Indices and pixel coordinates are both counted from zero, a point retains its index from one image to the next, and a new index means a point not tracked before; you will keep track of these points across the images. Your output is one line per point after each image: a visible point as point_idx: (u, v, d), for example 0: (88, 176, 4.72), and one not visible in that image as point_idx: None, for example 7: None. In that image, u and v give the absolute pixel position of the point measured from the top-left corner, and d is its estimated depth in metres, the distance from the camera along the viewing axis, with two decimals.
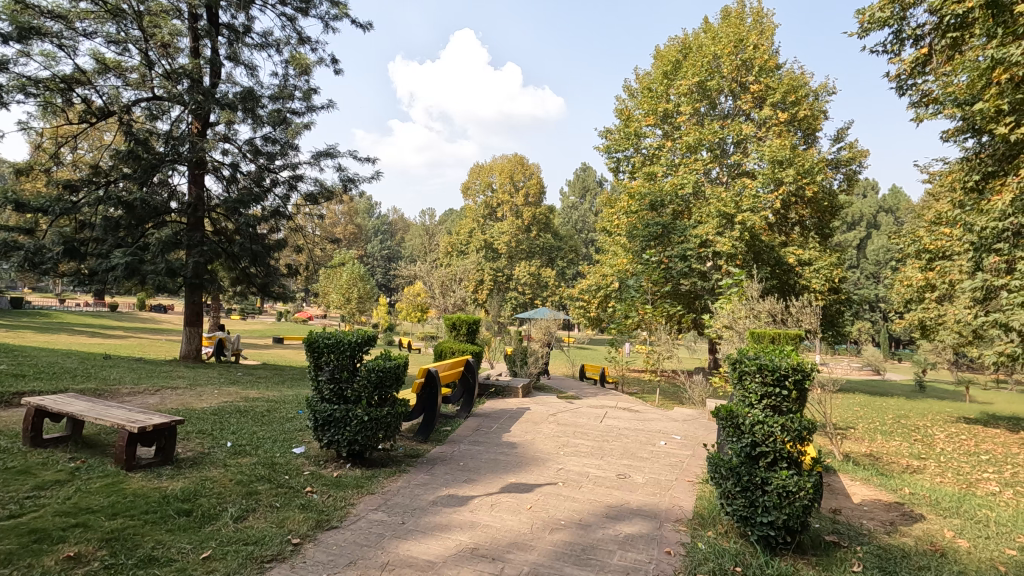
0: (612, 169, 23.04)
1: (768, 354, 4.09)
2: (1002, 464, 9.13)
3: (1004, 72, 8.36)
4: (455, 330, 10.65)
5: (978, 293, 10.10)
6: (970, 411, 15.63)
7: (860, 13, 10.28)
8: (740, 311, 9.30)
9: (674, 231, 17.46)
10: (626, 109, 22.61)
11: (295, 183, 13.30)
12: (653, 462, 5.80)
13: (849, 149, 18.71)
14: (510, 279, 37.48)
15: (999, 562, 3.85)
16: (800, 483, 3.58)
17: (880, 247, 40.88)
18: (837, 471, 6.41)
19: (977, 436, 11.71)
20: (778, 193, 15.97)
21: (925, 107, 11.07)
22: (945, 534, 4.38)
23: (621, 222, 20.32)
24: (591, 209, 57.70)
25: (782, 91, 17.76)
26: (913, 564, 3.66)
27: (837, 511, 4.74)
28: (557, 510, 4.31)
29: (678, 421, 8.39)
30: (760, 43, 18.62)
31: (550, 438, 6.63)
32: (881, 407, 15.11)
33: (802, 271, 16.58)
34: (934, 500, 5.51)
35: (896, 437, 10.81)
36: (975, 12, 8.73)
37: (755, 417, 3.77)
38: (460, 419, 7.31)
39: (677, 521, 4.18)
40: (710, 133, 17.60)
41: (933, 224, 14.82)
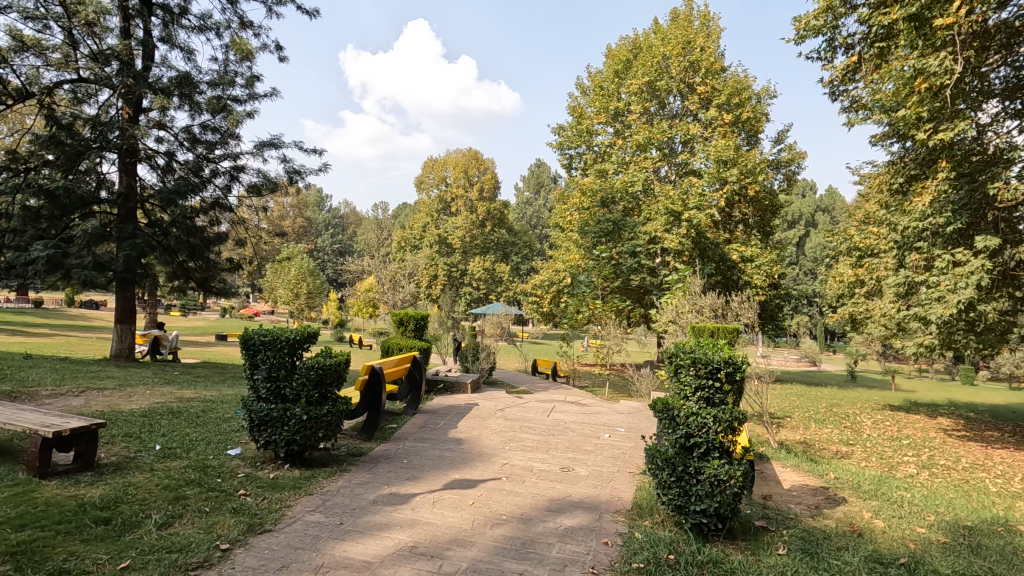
0: (565, 165, 23.28)
1: (703, 347, 4.22)
2: (920, 448, 9.81)
3: (924, 82, 9.04)
4: (402, 326, 10.51)
5: (901, 288, 10.80)
6: (894, 399, 16.70)
7: (796, 20, 10.77)
8: (683, 306, 9.58)
9: (624, 227, 17.82)
10: (578, 107, 22.92)
11: (236, 173, 12.76)
12: (597, 455, 5.90)
13: (789, 150, 19.57)
14: (464, 275, 37.32)
15: (909, 540, 4.14)
16: (730, 471, 3.72)
17: (817, 246, 43.03)
18: (770, 459, 6.72)
19: (900, 422, 12.55)
20: (722, 192, 16.51)
21: (855, 113, 11.70)
22: (864, 515, 4.65)
23: (574, 218, 20.54)
24: (545, 205, 58.05)
25: (727, 94, 18.36)
26: (833, 544, 3.88)
27: (768, 497, 4.96)
28: (499, 505, 4.31)
29: (624, 414, 8.57)
30: (707, 45, 19.22)
31: (496, 434, 6.64)
32: (816, 397, 15.93)
33: (744, 267, 17.29)
34: (856, 484, 5.86)
35: (828, 425, 11.45)
36: (900, 25, 9.27)
37: (690, 409, 3.90)
38: (406, 416, 7.23)
39: (616, 512, 4.27)
40: (659, 132, 18.05)
41: (863, 224, 15.72)
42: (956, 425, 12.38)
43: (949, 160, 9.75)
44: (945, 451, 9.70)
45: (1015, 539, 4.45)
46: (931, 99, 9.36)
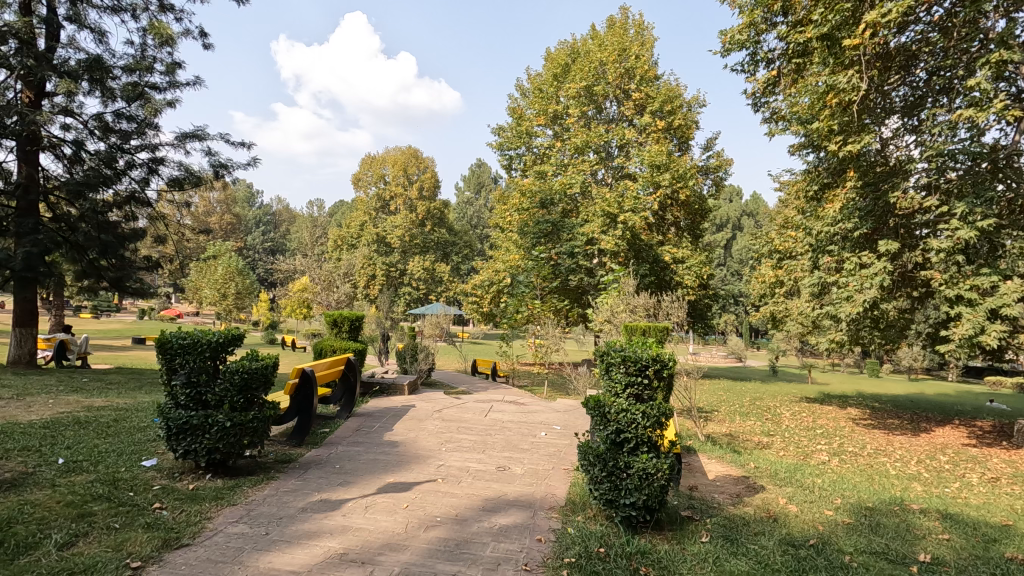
0: (505, 166, 23.41)
1: (633, 346, 4.37)
2: (832, 436, 10.59)
3: (835, 97, 9.76)
4: (336, 327, 10.21)
5: (815, 288, 11.63)
6: (810, 392, 17.91)
7: (722, 33, 11.34)
8: (618, 305, 9.85)
9: (563, 229, 18.11)
10: (517, 108, 23.12)
11: (155, 166, 11.95)
12: (533, 453, 5.97)
13: (717, 157, 20.52)
14: (404, 275, 36.73)
15: (818, 522, 4.46)
16: (657, 465, 3.87)
17: (742, 248, 45.41)
18: (697, 451, 7.03)
19: (814, 413, 13.49)
20: (656, 196, 17.10)
21: (775, 123, 12.46)
22: (779, 501, 4.97)
23: (513, 218, 20.67)
24: (485, 205, 58.03)
25: (660, 101, 19.04)
26: (751, 530, 4.12)
27: (694, 487, 5.20)
28: (433, 507, 4.28)
29: (560, 412, 8.71)
30: (641, 53, 19.85)
31: (433, 435, 6.59)
32: (741, 391, 16.82)
33: (676, 268, 18.02)
34: (774, 472, 6.24)
35: (751, 417, 12.14)
36: (814, 43, 9.95)
37: (620, 406, 4.01)
38: (340, 420, 7.02)
39: (551, 509, 4.34)
40: (596, 136, 18.50)
41: (783, 228, 16.76)
42: (863, 415, 13.44)
43: (857, 170, 10.57)
44: (853, 438, 10.52)
45: (909, 517, 4.89)
46: (841, 114, 10.11)
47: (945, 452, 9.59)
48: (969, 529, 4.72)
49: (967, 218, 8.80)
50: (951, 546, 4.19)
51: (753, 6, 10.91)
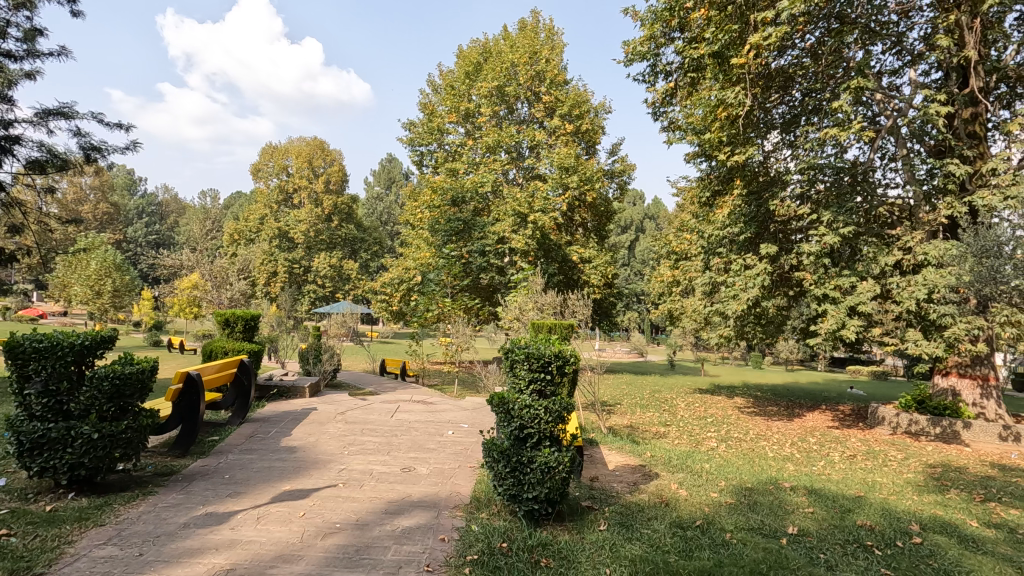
0: (416, 162, 23.05)
1: (537, 343, 4.46)
2: (720, 424, 11.48)
3: (724, 111, 10.57)
4: (229, 326, 9.51)
5: (707, 287, 12.58)
6: (702, 384, 19.32)
7: (625, 44, 11.93)
8: (527, 304, 10.01)
9: (474, 227, 18.22)
10: (429, 104, 22.86)
11: (10, 145, 10.45)
12: (439, 453, 5.92)
13: (622, 162, 21.47)
14: (308, 272, 35.01)
15: (705, 504, 4.81)
16: (559, 458, 3.98)
17: (645, 249, 47.96)
18: (599, 443, 7.33)
19: (706, 403, 14.56)
20: (564, 197, 17.59)
21: (673, 132, 13.28)
22: (671, 487, 5.30)
23: (424, 216, 20.38)
24: (396, 202, 56.69)
25: (569, 105, 19.58)
26: (645, 515, 4.36)
27: (595, 478, 5.42)
28: (333, 513, 4.11)
29: (468, 410, 8.71)
30: (551, 58, 20.34)
31: (335, 438, 6.33)
32: (642, 385, 17.77)
33: (583, 268, 18.65)
34: (667, 460, 6.65)
35: (650, 409, 12.88)
36: (707, 59, 10.71)
37: (524, 402, 4.07)
38: (231, 427, 6.56)
39: (455, 507, 4.32)
40: (507, 136, 18.72)
41: (680, 231, 17.89)
42: (748, 403, 14.70)
43: (742, 179, 11.51)
44: (738, 425, 11.47)
45: (781, 495, 5.40)
46: (729, 126, 10.97)
47: (813, 434, 10.73)
48: (830, 502, 5.31)
49: (832, 225, 9.90)
50: (814, 518, 4.69)
51: (653, 20, 11.56)
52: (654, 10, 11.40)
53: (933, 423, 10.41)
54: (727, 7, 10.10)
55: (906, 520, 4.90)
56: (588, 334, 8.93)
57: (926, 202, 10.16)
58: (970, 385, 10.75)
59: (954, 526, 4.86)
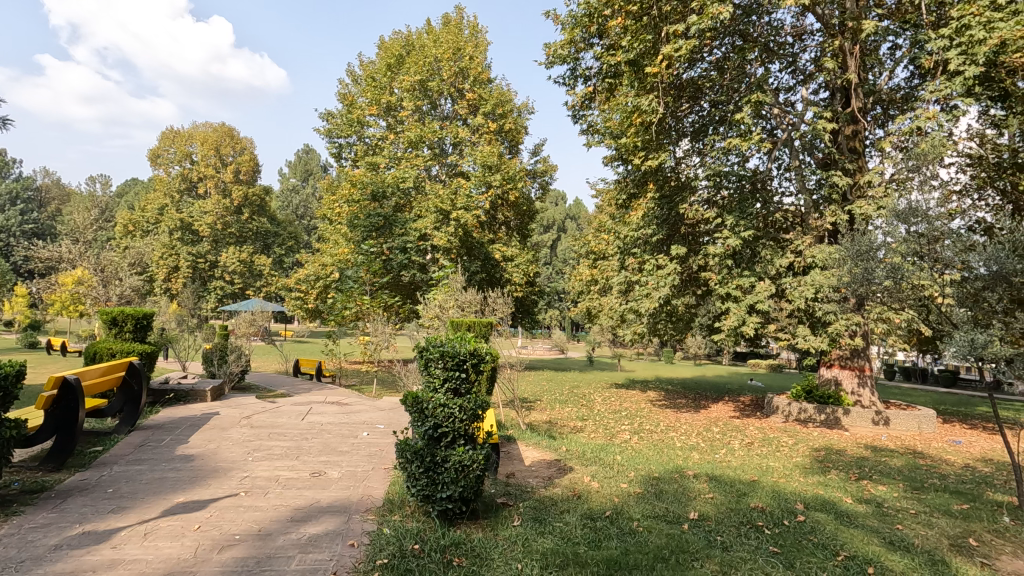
0: (334, 154, 22.19)
1: (452, 341, 4.41)
2: (633, 417, 11.99)
3: (639, 117, 11.03)
4: (116, 326, 8.66)
5: (622, 286, 13.11)
6: (618, 379, 20.08)
7: (546, 47, 12.14)
8: (447, 301, 9.92)
9: (395, 223, 17.92)
10: (349, 94, 22.08)
11: None
12: (352, 455, 5.74)
13: (544, 163, 21.80)
14: (214, 267, 32.72)
15: (614, 495, 4.99)
16: (473, 456, 3.97)
17: (566, 248, 49.15)
18: (516, 440, 7.40)
19: (621, 397, 15.16)
20: (487, 195, 17.60)
21: (592, 136, 13.67)
22: (584, 480, 5.46)
23: (341, 210, 19.66)
24: (313, 195, 54.28)
25: (492, 104, 19.62)
26: (557, 509, 4.46)
27: (511, 474, 5.47)
28: (232, 524, 3.86)
29: (385, 411, 8.50)
30: (475, 55, 20.30)
31: (237, 445, 5.95)
32: (561, 381, 18.21)
33: (505, 266, 18.76)
34: (582, 453, 6.85)
35: (568, 404, 13.22)
36: (624, 66, 11.13)
37: (438, 401, 4.01)
38: (119, 436, 5.98)
39: (367, 511, 4.20)
40: (430, 132, 18.45)
41: (598, 231, 18.47)
42: (659, 397, 15.47)
43: (655, 183, 12.08)
44: (650, 418, 12.02)
45: (685, 482, 5.72)
46: (644, 132, 11.48)
47: (716, 423, 11.47)
48: (727, 487, 5.68)
49: (735, 228, 10.62)
50: (713, 503, 5.01)
51: (573, 25, 11.84)
52: (575, 15, 11.68)
53: (818, 410, 11.46)
54: (643, 18, 10.54)
55: (792, 501, 5.35)
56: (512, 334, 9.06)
57: (814, 209, 11.14)
58: (849, 375, 11.95)
59: (832, 504, 5.37)
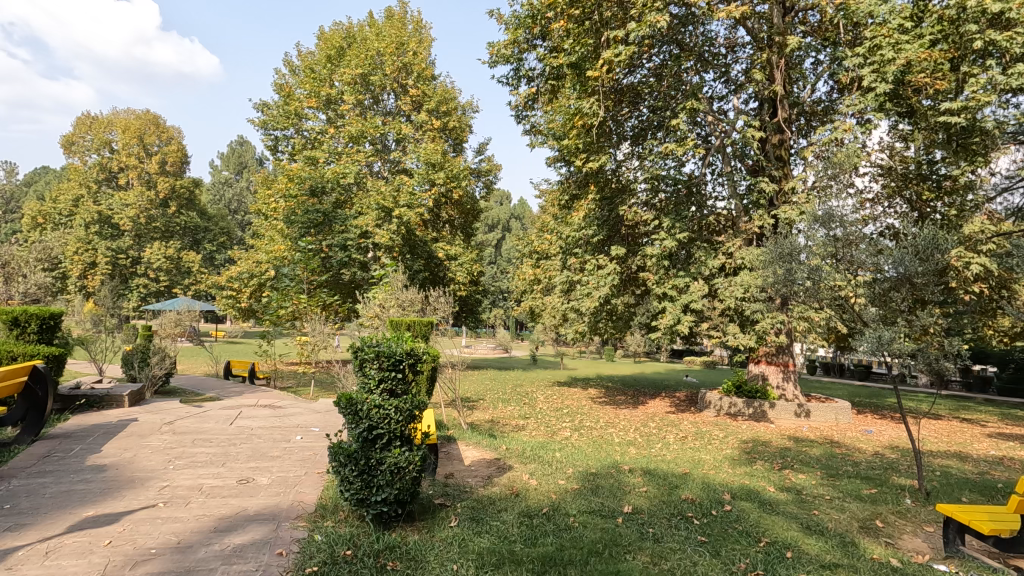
0: (270, 147, 21.31)
1: (388, 341, 4.32)
2: (574, 414, 12.21)
3: (581, 119, 11.22)
4: (19, 326, 7.94)
5: (564, 285, 13.31)
6: (560, 377, 20.38)
7: (490, 45, 12.15)
8: (387, 300, 9.74)
9: (334, 220, 17.51)
10: (286, 85, 21.26)
11: None
12: (283, 460, 5.52)
13: (488, 162, 21.79)
14: (137, 263, 30.67)
15: (552, 492, 5.05)
16: (409, 458, 3.92)
17: (511, 248, 49.40)
18: (456, 440, 7.36)
19: (563, 395, 15.39)
20: (431, 193, 17.41)
21: (535, 136, 13.80)
22: (523, 477, 5.50)
23: (277, 205, 18.90)
24: (248, 189, 51.88)
25: (436, 101, 19.43)
26: (495, 508, 4.46)
27: (450, 475, 5.43)
28: (148, 537, 3.62)
29: (320, 413, 8.25)
30: (419, 51, 20.05)
31: (157, 453, 5.59)
32: (504, 380, 18.28)
33: (449, 265, 18.60)
34: (522, 451, 6.89)
35: (511, 403, 13.28)
36: (567, 68, 11.30)
37: (372, 403, 3.91)
38: (19, 448, 5.48)
39: (297, 518, 4.04)
40: (372, 127, 18.04)
41: (542, 231, 18.67)
42: (600, 394, 15.81)
43: (596, 184, 12.33)
44: (590, 415, 12.27)
45: (620, 477, 5.88)
46: (585, 135, 11.69)
47: (653, 419, 11.86)
48: (661, 480, 5.88)
49: (671, 230, 11.00)
50: (647, 496, 5.17)
51: (517, 25, 11.91)
52: (519, 15, 11.76)
53: (747, 404, 12.06)
54: (585, 22, 10.76)
55: (720, 491, 5.60)
56: (456, 332, 9.15)
57: (744, 213, 11.71)
58: (775, 371, 12.64)
59: (756, 493, 5.66)
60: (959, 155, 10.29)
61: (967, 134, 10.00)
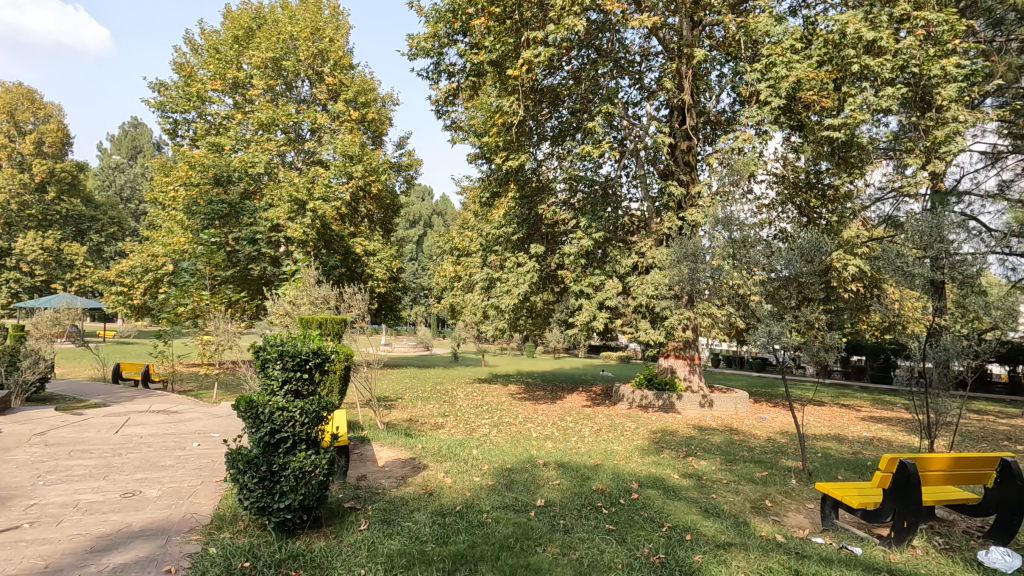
0: (168, 131, 19.66)
1: (293, 340, 4.11)
2: (493, 411, 12.27)
3: (502, 117, 11.27)
4: None
5: (484, 282, 13.34)
6: (481, 374, 20.41)
7: (409, 38, 11.92)
8: (299, 297, 9.30)
9: (242, 211, 16.48)
10: (187, 65, 19.68)
11: None
12: (176, 469, 5.11)
13: (408, 157, 21.36)
14: (7, 255, 27.23)
15: (466, 489, 5.04)
16: (316, 461, 3.76)
17: (432, 244, 48.81)
18: (371, 440, 7.16)
19: (483, 392, 15.43)
20: (348, 186, 16.80)
21: (455, 132, 13.68)
22: (438, 476, 5.45)
23: (176, 194, 17.47)
24: (143, 175, 47.54)
25: (354, 91, 18.76)
26: (408, 509, 4.39)
27: (362, 477, 5.27)
28: (8, 564, 3.21)
29: (221, 418, 7.72)
30: (336, 38, 19.30)
31: (23, 468, 4.97)
32: (425, 378, 18.03)
33: (367, 261, 18.04)
34: (438, 450, 6.82)
35: (430, 401, 13.13)
36: (488, 66, 11.30)
37: (275, 405, 3.70)
38: None
39: (190, 531, 3.76)
40: (284, 114, 17.13)
41: (463, 228, 18.58)
42: (519, 390, 16.01)
43: (516, 183, 12.43)
44: (509, 411, 12.40)
45: (535, 471, 5.99)
46: (505, 133, 11.75)
47: (570, 413, 12.18)
48: (573, 472, 6.04)
49: (588, 229, 11.32)
50: (559, 489, 5.30)
51: (437, 19, 11.74)
52: (439, 9, 11.59)
53: (657, 396, 12.68)
54: (506, 20, 10.83)
55: (629, 480, 5.85)
56: (375, 331, 9.02)
57: (655, 215, 12.28)
58: (682, 364, 13.40)
59: (662, 480, 5.97)
60: (840, 167, 11.39)
61: (847, 147, 11.07)
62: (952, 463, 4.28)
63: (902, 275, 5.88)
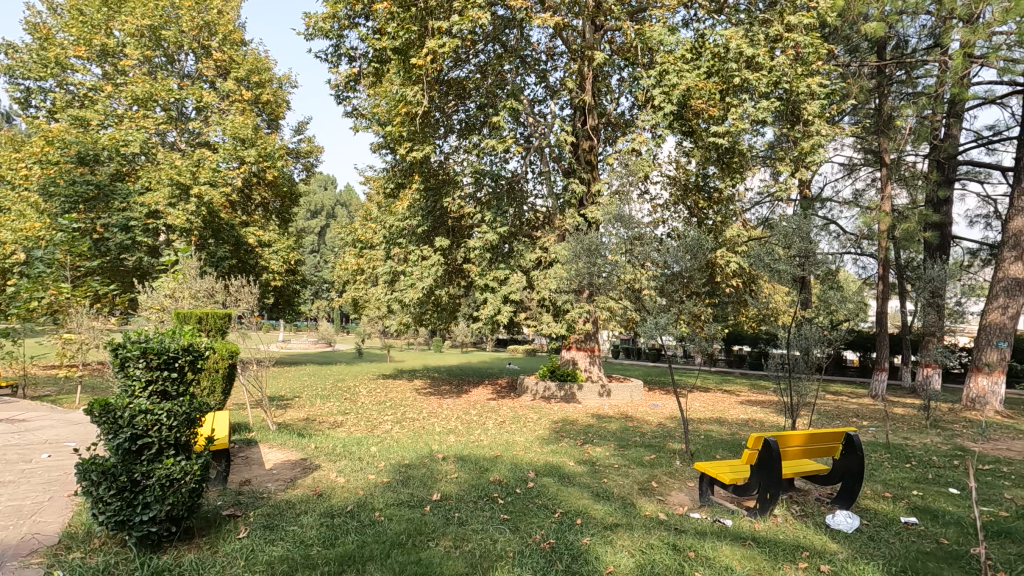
0: (18, 100, 17.15)
1: (160, 336, 3.73)
2: (397, 407, 12.00)
3: (406, 107, 11.00)
4: None
5: (387, 275, 12.97)
6: (385, 369, 19.89)
7: (307, 17, 11.31)
8: (179, 290, 8.51)
9: (112, 194, 14.78)
10: (42, 25, 17.26)
11: None
12: (18, 485, 4.49)
13: (308, 143, 20.27)
14: None
15: (359, 488, 4.87)
16: (185, 468, 3.45)
17: (335, 235, 46.82)
18: (259, 443, 6.72)
19: (387, 388, 15.05)
20: (239, 170, 15.63)
21: (358, 120, 13.15)
22: (330, 477, 5.23)
23: (28, 172, 15.29)
24: None
25: (245, 69, 17.44)
26: (295, 512, 4.16)
27: (246, 481, 4.94)
28: None
29: (81, 426, 6.88)
30: (225, 11, 17.84)
31: None
32: (325, 375, 17.25)
33: (261, 252, 16.87)
34: (333, 449, 6.54)
35: (329, 399, 12.58)
36: (392, 53, 10.97)
37: (137, 408, 3.35)
38: None
39: (31, 554, 3.31)
40: (163, 90, 15.56)
41: (367, 219, 17.94)
42: (425, 385, 15.78)
43: (421, 174, 12.20)
44: (413, 406, 12.19)
45: (433, 465, 5.92)
46: (410, 123, 11.46)
47: (475, 407, 12.19)
48: (473, 465, 6.05)
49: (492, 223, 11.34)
50: (457, 482, 5.29)
51: None
52: None
53: (559, 387, 13.04)
54: (410, 8, 10.60)
55: (526, 470, 5.97)
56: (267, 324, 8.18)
57: (558, 210, 12.58)
58: (583, 355, 13.90)
59: (558, 468, 6.16)
60: (724, 171, 12.34)
61: (731, 153, 12.00)
62: (808, 439, 4.79)
63: (770, 270, 6.48)
